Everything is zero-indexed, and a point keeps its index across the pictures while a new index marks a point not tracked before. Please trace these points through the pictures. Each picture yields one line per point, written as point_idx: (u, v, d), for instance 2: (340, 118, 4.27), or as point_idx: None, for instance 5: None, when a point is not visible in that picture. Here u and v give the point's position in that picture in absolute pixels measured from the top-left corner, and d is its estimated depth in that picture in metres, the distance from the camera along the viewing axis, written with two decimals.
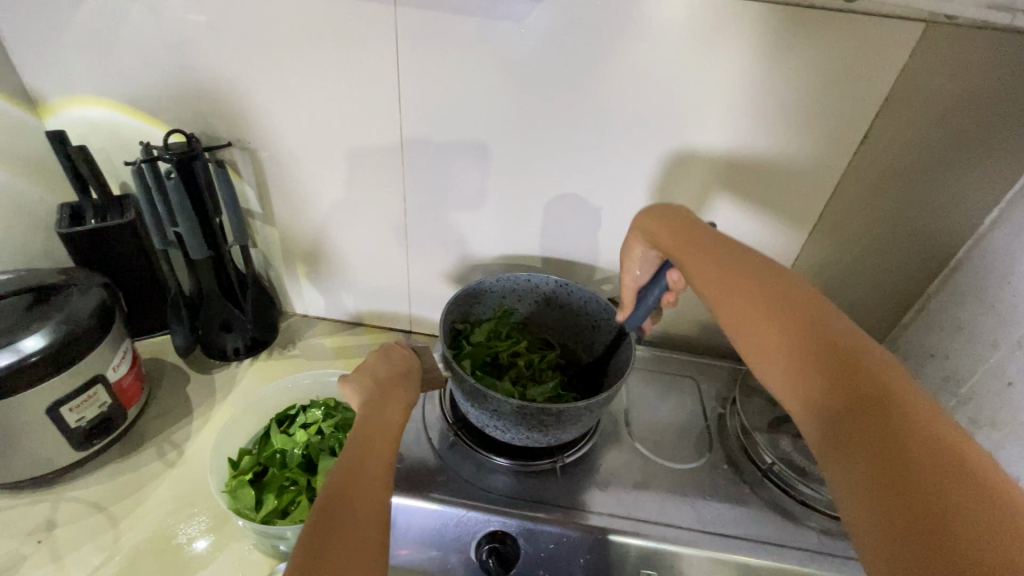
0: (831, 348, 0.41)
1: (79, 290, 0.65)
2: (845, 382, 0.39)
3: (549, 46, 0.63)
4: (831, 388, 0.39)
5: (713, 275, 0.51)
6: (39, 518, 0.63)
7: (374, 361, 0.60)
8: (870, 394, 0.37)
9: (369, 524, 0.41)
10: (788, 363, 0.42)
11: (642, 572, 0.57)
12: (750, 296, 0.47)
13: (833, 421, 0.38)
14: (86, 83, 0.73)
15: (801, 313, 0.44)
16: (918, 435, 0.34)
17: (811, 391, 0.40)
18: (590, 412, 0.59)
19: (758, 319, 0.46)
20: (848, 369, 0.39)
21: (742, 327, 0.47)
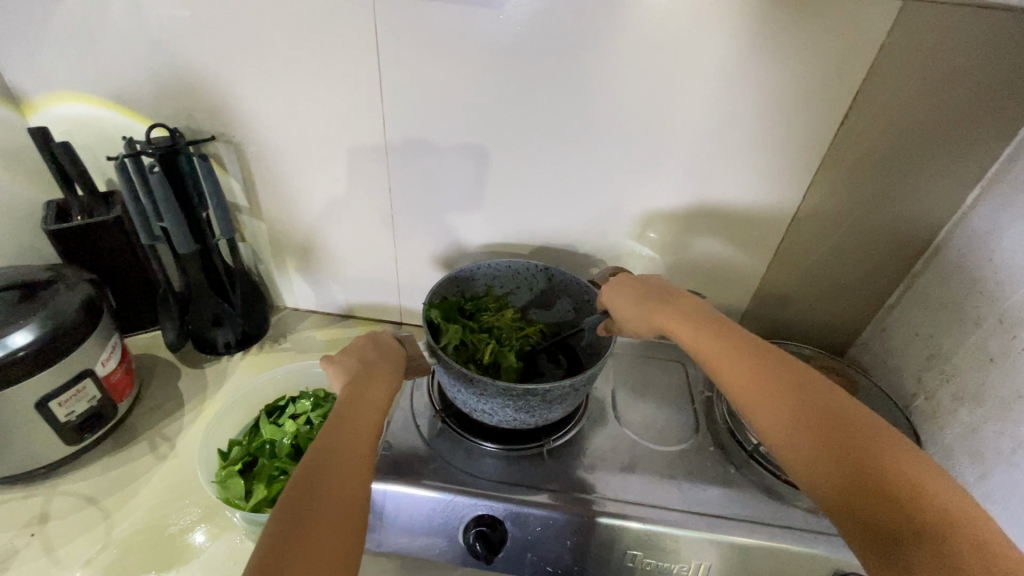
0: (840, 429, 0.46)
1: (65, 286, 0.65)
2: (860, 459, 0.44)
3: (529, 32, 0.63)
4: (847, 470, 0.44)
5: (713, 344, 0.54)
6: (32, 512, 0.63)
7: (361, 345, 0.61)
8: (882, 471, 0.43)
9: (336, 521, 0.43)
10: (806, 444, 0.46)
11: (628, 552, 0.58)
12: (755, 371, 0.51)
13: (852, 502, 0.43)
14: (68, 79, 0.73)
15: (806, 389, 0.49)
16: (925, 513, 0.41)
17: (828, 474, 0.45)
18: (574, 392, 0.60)
19: (769, 402, 0.49)
20: (859, 451, 0.44)
21: (749, 406, 0.50)
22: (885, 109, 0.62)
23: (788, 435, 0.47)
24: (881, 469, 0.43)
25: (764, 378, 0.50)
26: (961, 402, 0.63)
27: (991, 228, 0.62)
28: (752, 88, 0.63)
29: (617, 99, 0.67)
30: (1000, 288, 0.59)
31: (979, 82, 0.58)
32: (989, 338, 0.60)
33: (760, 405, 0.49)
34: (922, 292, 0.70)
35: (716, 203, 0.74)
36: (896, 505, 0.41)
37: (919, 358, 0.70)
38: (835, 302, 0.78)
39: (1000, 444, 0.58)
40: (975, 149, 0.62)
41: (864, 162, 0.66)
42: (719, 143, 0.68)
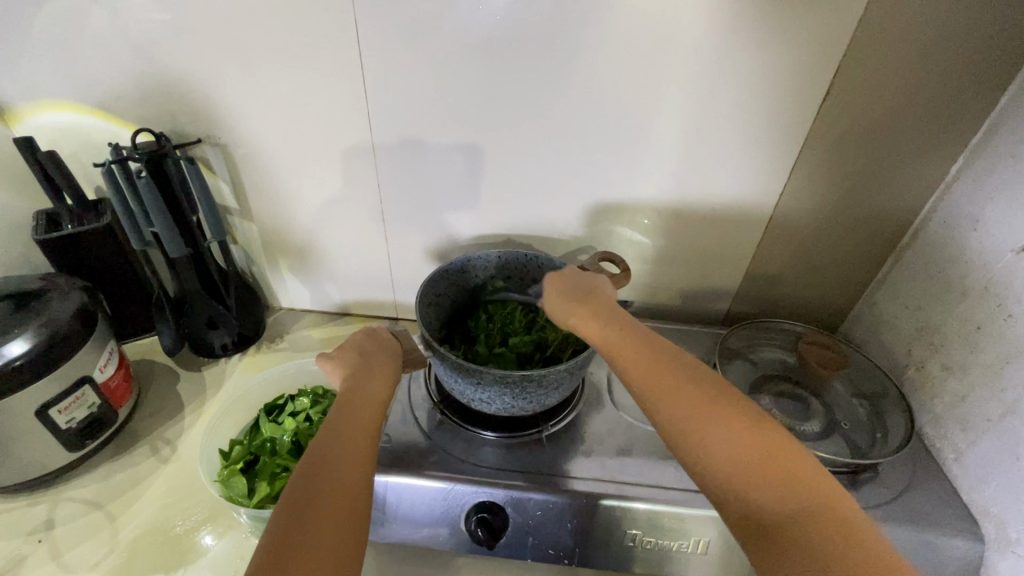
0: (720, 403, 0.47)
1: (60, 294, 0.65)
2: (744, 438, 0.44)
3: (507, 23, 0.63)
4: (730, 440, 0.44)
5: (613, 332, 0.54)
6: (38, 519, 0.64)
7: (359, 339, 0.63)
8: (772, 448, 0.44)
9: (345, 507, 0.45)
10: (735, 433, 0.44)
11: (628, 532, 0.59)
12: (653, 361, 0.51)
13: (742, 474, 0.43)
14: (51, 88, 0.73)
15: (684, 366, 0.50)
16: (799, 486, 0.41)
17: (711, 444, 0.44)
18: (569, 377, 0.60)
19: (670, 384, 0.48)
20: (740, 423, 0.45)
21: (655, 399, 0.48)
22: (866, 83, 0.62)
23: (693, 423, 0.46)
24: (761, 445, 0.44)
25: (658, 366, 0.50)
26: (950, 371, 0.64)
27: (974, 196, 0.63)
28: (733, 70, 0.64)
29: (600, 87, 0.67)
30: (985, 257, 0.60)
31: (957, 52, 0.59)
32: (975, 307, 0.61)
33: (666, 395, 0.48)
34: (909, 266, 0.71)
35: (702, 187, 0.74)
36: (787, 493, 0.41)
37: (907, 331, 0.71)
38: (826, 279, 0.79)
39: (988, 409, 0.59)
40: (954, 119, 0.63)
41: (847, 137, 0.66)
42: (703, 126, 0.69)
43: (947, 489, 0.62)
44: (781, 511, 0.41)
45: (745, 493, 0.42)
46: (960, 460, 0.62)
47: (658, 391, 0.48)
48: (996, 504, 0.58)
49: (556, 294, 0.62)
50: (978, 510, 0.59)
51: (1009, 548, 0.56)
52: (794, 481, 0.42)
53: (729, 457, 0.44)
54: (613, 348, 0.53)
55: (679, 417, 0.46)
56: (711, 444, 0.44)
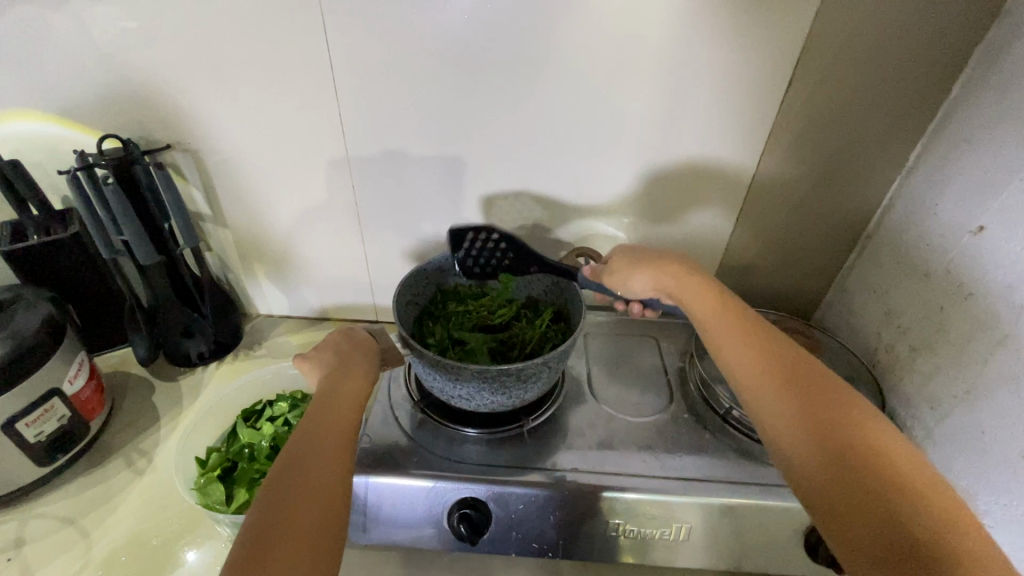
0: (827, 411, 0.47)
1: (26, 306, 0.64)
2: (856, 445, 0.45)
3: (476, 23, 0.64)
4: (834, 449, 0.45)
5: (727, 330, 0.55)
6: (7, 537, 0.62)
7: (336, 339, 0.62)
8: (880, 462, 0.44)
9: (318, 507, 0.44)
10: (837, 446, 0.45)
11: (611, 522, 0.59)
12: (768, 364, 0.52)
13: (851, 489, 0.43)
14: (12, 96, 0.71)
15: (800, 365, 0.51)
16: (912, 499, 0.41)
17: (815, 453, 0.45)
18: (548, 369, 0.60)
19: (776, 390, 0.50)
20: (844, 435, 0.45)
21: (763, 399, 0.50)
22: (826, 73, 0.64)
23: (801, 433, 0.47)
24: (876, 455, 0.44)
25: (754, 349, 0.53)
26: (917, 351, 0.66)
27: (933, 182, 0.65)
28: (699, 64, 0.65)
29: (569, 84, 0.68)
30: (946, 240, 0.63)
31: (909, 43, 0.61)
32: (938, 288, 0.63)
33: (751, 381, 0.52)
34: (876, 252, 0.73)
35: (675, 181, 0.75)
36: (894, 505, 0.41)
37: (877, 315, 0.72)
38: (797, 268, 0.81)
39: (954, 386, 0.61)
40: (912, 107, 0.65)
41: (810, 128, 0.68)
42: (671, 120, 0.70)
43: None
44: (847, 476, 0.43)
45: (849, 506, 0.42)
46: (930, 438, 0.63)
47: (764, 399, 0.50)
48: (965, 478, 0.59)
49: (629, 268, 0.62)
50: (949, 485, 0.61)
51: (979, 520, 0.58)
52: (905, 495, 0.42)
53: (793, 433, 0.47)
54: (729, 349, 0.54)
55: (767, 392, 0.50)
56: (807, 454, 0.46)
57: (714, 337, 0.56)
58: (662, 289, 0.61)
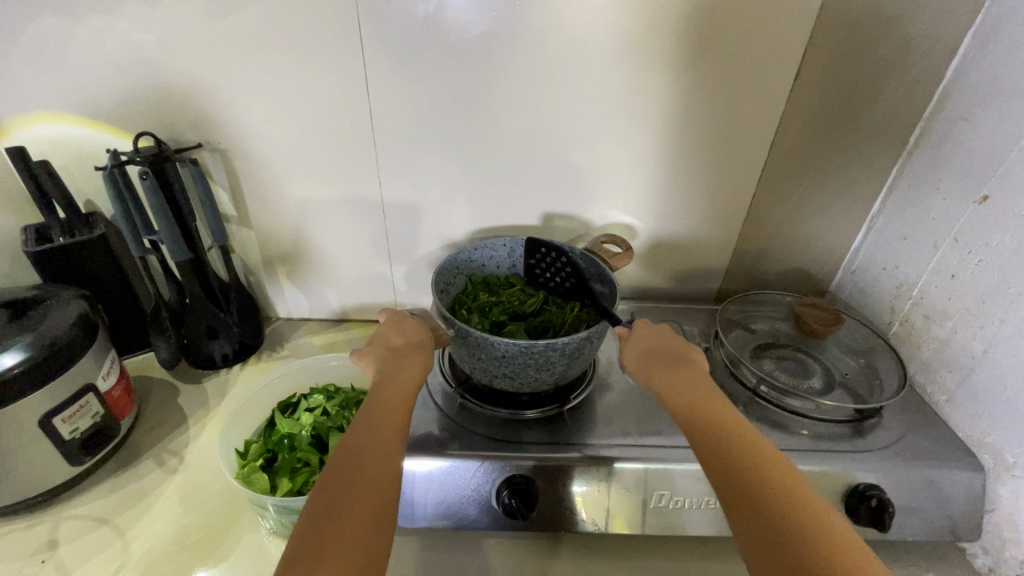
0: (761, 485, 0.42)
1: (58, 303, 0.64)
2: (789, 525, 0.40)
3: (504, 19, 0.67)
4: (763, 524, 0.40)
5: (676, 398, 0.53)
6: (39, 540, 0.60)
7: (387, 331, 0.61)
8: (819, 546, 0.38)
9: (374, 510, 0.44)
10: (764, 520, 0.40)
11: (657, 493, 0.61)
12: (707, 430, 0.48)
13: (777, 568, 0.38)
14: (41, 98, 0.72)
15: (740, 435, 0.47)
16: None
17: (744, 527, 0.41)
18: (590, 344, 0.62)
19: (712, 456, 0.46)
20: (775, 511, 0.41)
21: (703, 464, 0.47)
22: (832, 62, 0.69)
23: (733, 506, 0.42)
24: (811, 537, 0.39)
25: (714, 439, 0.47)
26: (932, 320, 0.69)
27: (934, 160, 0.70)
28: (714, 54, 0.69)
29: (589, 78, 0.71)
30: (952, 212, 0.67)
31: (909, 30, 0.66)
32: (948, 258, 0.67)
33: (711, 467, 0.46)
34: (884, 231, 0.77)
35: (690, 168, 0.78)
36: None
37: (889, 289, 0.76)
38: (808, 252, 0.84)
39: (971, 349, 0.64)
40: (913, 91, 0.69)
41: (818, 113, 0.72)
42: (687, 110, 0.74)
43: (944, 429, 0.66)
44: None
45: None
46: (952, 401, 0.66)
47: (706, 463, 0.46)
48: (991, 435, 0.62)
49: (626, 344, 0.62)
50: (974, 444, 0.64)
51: (1006, 474, 0.60)
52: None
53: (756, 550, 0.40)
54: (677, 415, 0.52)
55: (723, 475, 0.44)
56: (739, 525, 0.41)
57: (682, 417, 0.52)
58: (639, 358, 0.60)
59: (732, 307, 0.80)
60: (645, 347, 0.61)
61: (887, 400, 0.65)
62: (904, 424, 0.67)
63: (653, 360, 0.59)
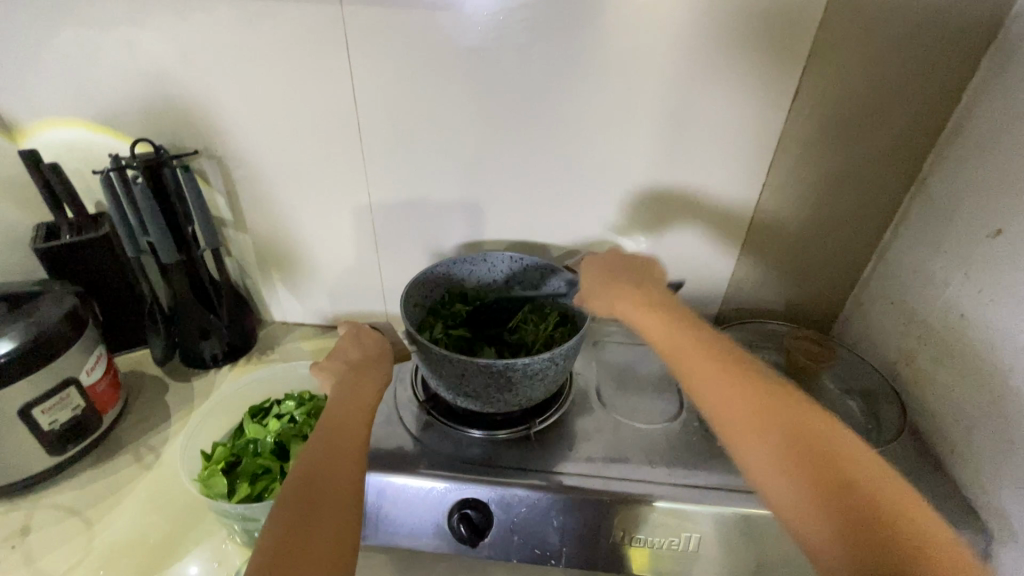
0: (764, 389, 0.45)
1: (53, 297, 0.66)
2: (798, 420, 0.43)
3: (489, 34, 0.67)
4: (770, 421, 0.43)
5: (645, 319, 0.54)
6: (15, 525, 0.63)
7: (346, 344, 0.61)
8: (816, 429, 0.42)
9: (335, 521, 0.44)
10: (769, 421, 0.43)
11: (615, 531, 0.58)
12: (689, 344, 0.50)
13: (794, 455, 0.41)
14: (59, 104, 0.76)
15: (694, 344, 0.50)
16: (851, 474, 0.39)
17: (757, 430, 0.43)
18: (554, 366, 0.60)
19: (703, 365, 0.48)
20: (780, 410, 0.44)
21: (693, 375, 0.48)
22: (832, 83, 0.65)
23: (743, 411, 0.44)
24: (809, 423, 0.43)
25: (746, 384, 0.46)
26: (940, 361, 0.63)
27: (947, 189, 0.64)
28: (704, 72, 0.67)
29: (576, 93, 0.70)
30: (964, 246, 0.61)
31: (917, 49, 0.61)
32: (957, 295, 0.61)
33: (724, 407, 0.45)
34: (894, 261, 0.72)
35: (684, 187, 0.76)
36: (841, 477, 0.39)
37: (896, 325, 0.70)
38: (812, 279, 0.79)
39: (979, 397, 0.58)
40: (923, 114, 0.65)
41: (821, 135, 0.68)
42: (678, 129, 0.71)
43: (946, 484, 0.60)
44: (839, 500, 0.38)
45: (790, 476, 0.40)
46: (958, 452, 0.60)
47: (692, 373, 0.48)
48: (996, 495, 0.56)
49: (597, 273, 0.63)
50: (978, 502, 0.58)
51: (1013, 540, 0.54)
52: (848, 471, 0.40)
53: (793, 478, 0.40)
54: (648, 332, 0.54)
55: (721, 382, 0.46)
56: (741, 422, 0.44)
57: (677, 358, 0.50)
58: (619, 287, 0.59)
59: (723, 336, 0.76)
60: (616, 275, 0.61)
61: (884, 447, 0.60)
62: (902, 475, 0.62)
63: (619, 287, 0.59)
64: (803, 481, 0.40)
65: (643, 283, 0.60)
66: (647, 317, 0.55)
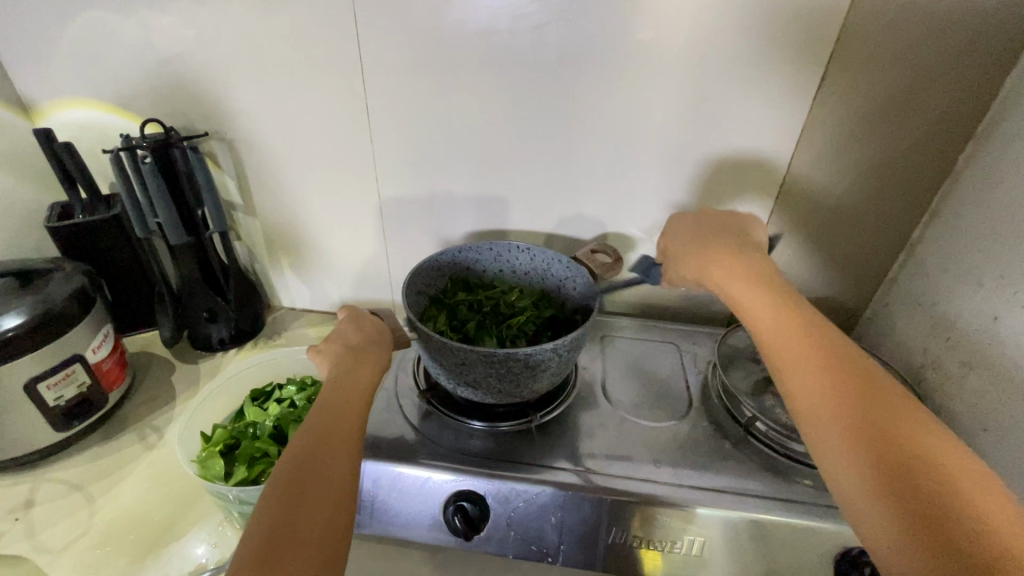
0: (847, 371, 0.45)
1: (63, 275, 0.67)
2: (880, 407, 0.42)
3: (501, 16, 0.65)
4: (845, 398, 0.43)
5: (735, 284, 0.53)
6: (20, 498, 0.64)
7: (344, 329, 0.60)
8: (894, 417, 0.41)
9: (329, 504, 0.43)
10: (840, 398, 0.43)
11: (615, 530, 0.56)
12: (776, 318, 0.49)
13: (868, 436, 0.40)
14: (75, 86, 0.77)
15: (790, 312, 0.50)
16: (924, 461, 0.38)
17: (829, 404, 0.43)
18: (558, 358, 0.58)
19: (788, 338, 0.48)
20: (861, 390, 0.43)
21: (771, 344, 0.49)
22: (861, 69, 0.61)
23: (819, 386, 0.44)
24: (885, 407, 0.42)
25: (828, 364, 0.45)
26: (969, 367, 0.59)
27: (980, 186, 0.61)
28: (724, 56, 0.64)
29: (590, 78, 0.68)
30: (998, 244, 0.57)
31: (955, 33, 0.57)
32: (990, 297, 0.57)
33: (814, 408, 0.44)
34: (922, 261, 0.68)
35: (700, 179, 0.73)
36: (911, 460, 0.38)
37: (923, 328, 0.67)
38: (833, 278, 0.76)
39: (1009, 406, 0.54)
40: (958, 104, 0.61)
41: (847, 126, 0.65)
42: (694, 117, 0.68)
43: None
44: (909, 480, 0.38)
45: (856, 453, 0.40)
46: (984, 463, 0.57)
47: (773, 343, 0.49)
48: None
49: (688, 232, 0.61)
50: None
51: None
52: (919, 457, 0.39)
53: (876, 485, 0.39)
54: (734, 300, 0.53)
55: (796, 354, 0.47)
56: (810, 397, 0.44)
57: (774, 346, 0.49)
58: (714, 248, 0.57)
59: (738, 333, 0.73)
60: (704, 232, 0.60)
61: None
62: None
63: (715, 244, 0.57)
64: (867, 457, 0.40)
65: (743, 244, 0.57)
66: (739, 287, 0.53)
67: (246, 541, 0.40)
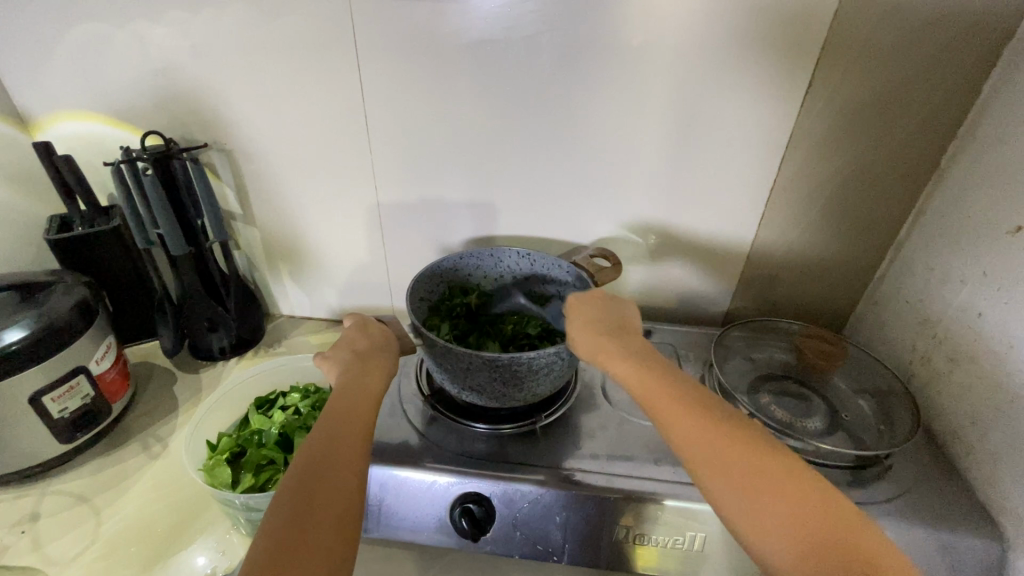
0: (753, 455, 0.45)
1: (64, 288, 0.67)
2: (785, 484, 0.43)
3: (496, 28, 0.67)
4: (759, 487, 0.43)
5: (624, 370, 0.53)
6: (25, 511, 0.64)
7: (352, 335, 0.61)
8: (805, 497, 0.42)
9: (339, 508, 0.44)
10: (749, 486, 0.43)
11: (619, 528, 0.57)
12: (679, 404, 0.49)
13: (786, 521, 0.41)
14: (72, 98, 0.78)
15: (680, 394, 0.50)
16: (837, 541, 0.40)
17: (744, 496, 0.43)
18: (560, 362, 0.60)
19: (688, 426, 0.47)
20: (771, 471, 0.43)
21: (677, 433, 0.47)
22: (847, 75, 0.63)
23: (728, 479, 0.44)
24: (793, 486, 0.43)
25: (731, 450, 0.45)
26: (955, 363, 0.62)
27: (963, 187, 0.63)
28: (715, 65, 0.66)
29: (585, 87, 0.69)
30: (980, 243, 0.60)
31: (934, 42, 0.60)
32: (974, 295, 0.60)
33: (719, 480, 0.44)
34: (910, 260, 0.70)
35: (692, 186, 0.75)
36: (829, 544, 0.40)
37: (910, 326, 0.69)
38: (824, 278, 0.78)
39: (995, 399, 0.56)
40: (939, 109, 0.63)
41: (834, 131, 0.67)
42: (687, 124, 0.70)
43: (961, 488, 0.59)
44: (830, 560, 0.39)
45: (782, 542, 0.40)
46: (972, 455, 0.59)
47: (675, 429, 0.47)
48: (1012, 500, 0.54)
49: (581, 315, 0.60)
50: (994, 507, 0.56)
51: None
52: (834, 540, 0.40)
53: (786, 544, 0.40)
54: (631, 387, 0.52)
55: (699, 443, 0.46)
56: (727, 494, 0.43)
57: (661, 419, 0.49)
58: (605, 332, 0.57)
59: (731, 333, 0.75)
60: (594, 315, 0.60)
61: (894, 449, 0.59)
62: (915, 479, 0.60)
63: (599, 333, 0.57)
64: (794, 543, 0.40)
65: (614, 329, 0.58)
66: (628, 374, 0.53)
67: (257, 539, 0.42)
